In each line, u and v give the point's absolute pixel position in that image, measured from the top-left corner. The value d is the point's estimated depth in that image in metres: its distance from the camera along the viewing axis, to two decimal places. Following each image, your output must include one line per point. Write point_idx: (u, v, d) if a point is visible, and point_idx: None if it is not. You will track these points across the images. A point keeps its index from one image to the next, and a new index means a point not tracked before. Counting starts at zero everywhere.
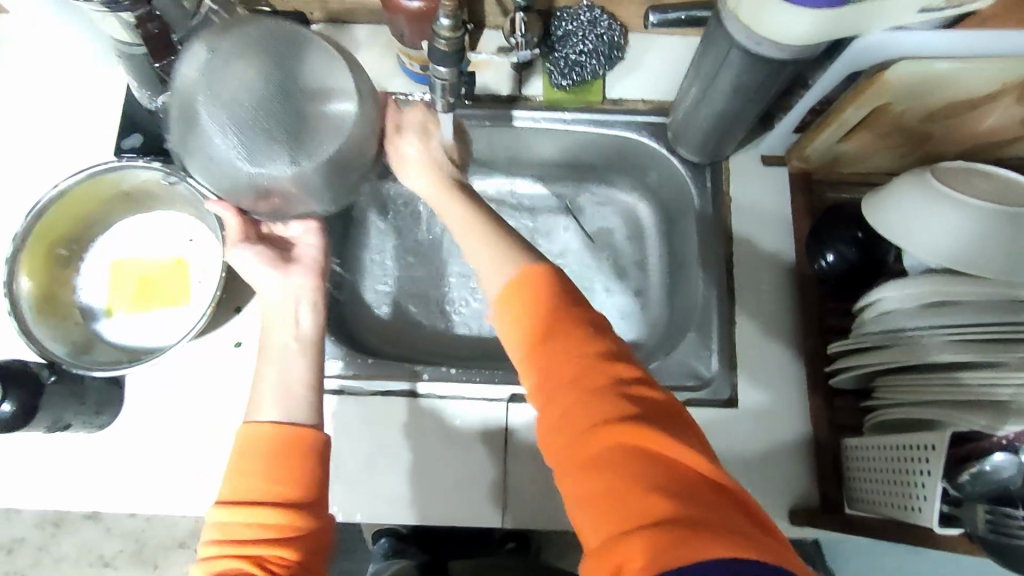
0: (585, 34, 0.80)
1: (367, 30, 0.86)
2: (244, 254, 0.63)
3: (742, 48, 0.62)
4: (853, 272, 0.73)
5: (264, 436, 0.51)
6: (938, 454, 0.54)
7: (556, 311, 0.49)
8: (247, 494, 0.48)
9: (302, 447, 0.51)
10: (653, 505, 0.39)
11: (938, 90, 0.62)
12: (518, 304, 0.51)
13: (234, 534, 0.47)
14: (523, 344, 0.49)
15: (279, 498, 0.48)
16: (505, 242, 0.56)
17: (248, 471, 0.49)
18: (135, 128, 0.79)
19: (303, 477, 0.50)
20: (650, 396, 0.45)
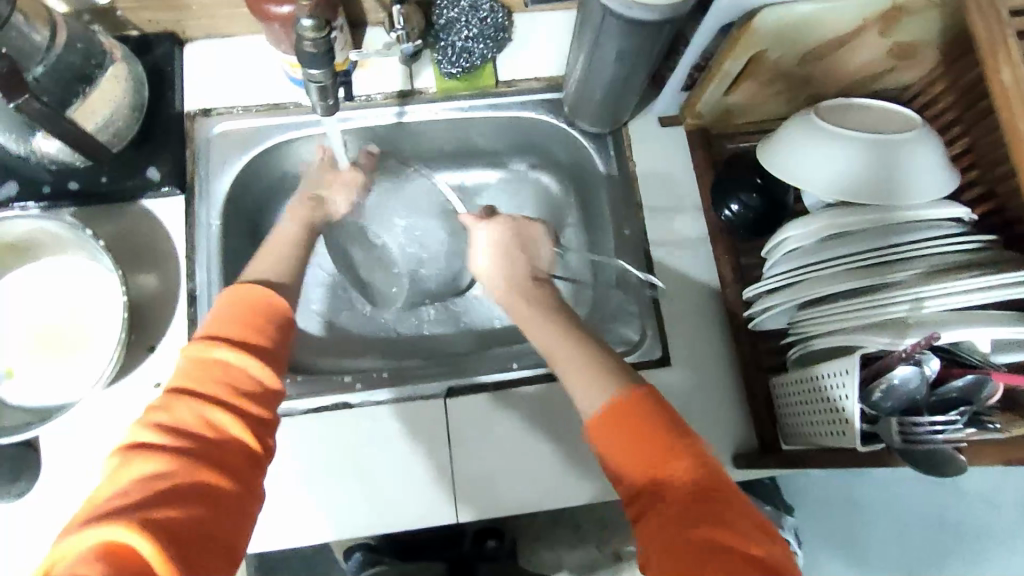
0: (468, 18, 0.78)
1: (246, 42, 0.84)
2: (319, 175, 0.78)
3: (616, 14, 0.63)
4: (755, 218, 0.76)
5: (252, 296, 0.55)
6: (852, 377, 0.56)
7: (660, 429, 0.48)
8: (222, 336, 0.52)
9: (280, 315, 0.56)
10: None
11: (807, 32, 0.64)
12: (616, 422, 0.49)
13: (201, 374, 0.50)
14: (621, 455, 0.48)
15: (243, 345, 0.52)
16: (592, 360, 0.55)
17: (232, 324, 0.53)
18: (9, 176, 0.76)
19: (278, 336, 0.55)
20: (741, 509, 0.45)
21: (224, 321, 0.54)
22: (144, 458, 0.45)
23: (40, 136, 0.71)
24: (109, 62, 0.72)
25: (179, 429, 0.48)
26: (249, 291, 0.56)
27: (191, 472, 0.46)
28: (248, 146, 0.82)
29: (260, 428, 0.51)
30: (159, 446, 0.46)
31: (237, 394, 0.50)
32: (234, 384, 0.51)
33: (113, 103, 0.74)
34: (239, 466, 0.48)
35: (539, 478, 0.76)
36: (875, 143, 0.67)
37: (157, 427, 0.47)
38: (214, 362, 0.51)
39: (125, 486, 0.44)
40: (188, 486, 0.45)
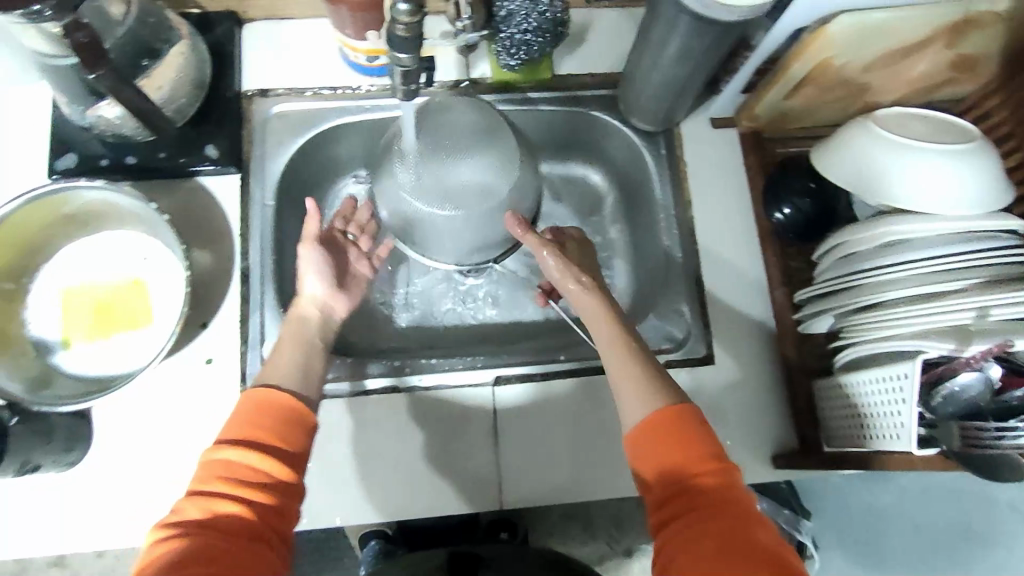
0: (528, 11, 0.77)
1: (305, 26, 0.84)
2: (313, 255, 0.68)
3: (691, 13, 0.63)
4: (806, 222, 0.78)
5: (263, 397, 0.55)
6: (911, 381, 0.57)
7: (688, 443, 0.52)
8: (227, 437, 0.53)
9: (298, 418, 0.55)
10: None
11: (877, 39, 0.65)
12: (655, 436, 0.53)
13: (209, 471, 0.51)
14: (650, 466, 0.53)
15: (249, 442, 0.52)
16: (638, 369, 0.58)
17: (241, 423, 0.53)
18: (67, 148, 0.76)
19: (291, 437, 0.54)
20: (750, 513, 0.49)
21: (233, 423, 0.54)
22: (159, 544, 0.47)
23: (104, 104, 0.71)
24: (176, 38, 0.73)
25: (188, 519, 0.48)
26: (256, 394, 0.55)
27: (201, 550, 0.46)
28: (304, 128, 0.82)
29: (268, 516, 0.50)
30: (166, 535, 0.47)
31: (243, 484, 0.50)
32: (240, 476, 0.51)
33: (174, 77, 0.74)
34: (251, 546, 0.48)
35: (582, 470, 0.76)
36: (936, 153, 0.68)
37: (168, 522, 0.48)
38: (218, 460, 0.51)
39: (145, 569, 0.46)
40: (193, 569, 0.45)
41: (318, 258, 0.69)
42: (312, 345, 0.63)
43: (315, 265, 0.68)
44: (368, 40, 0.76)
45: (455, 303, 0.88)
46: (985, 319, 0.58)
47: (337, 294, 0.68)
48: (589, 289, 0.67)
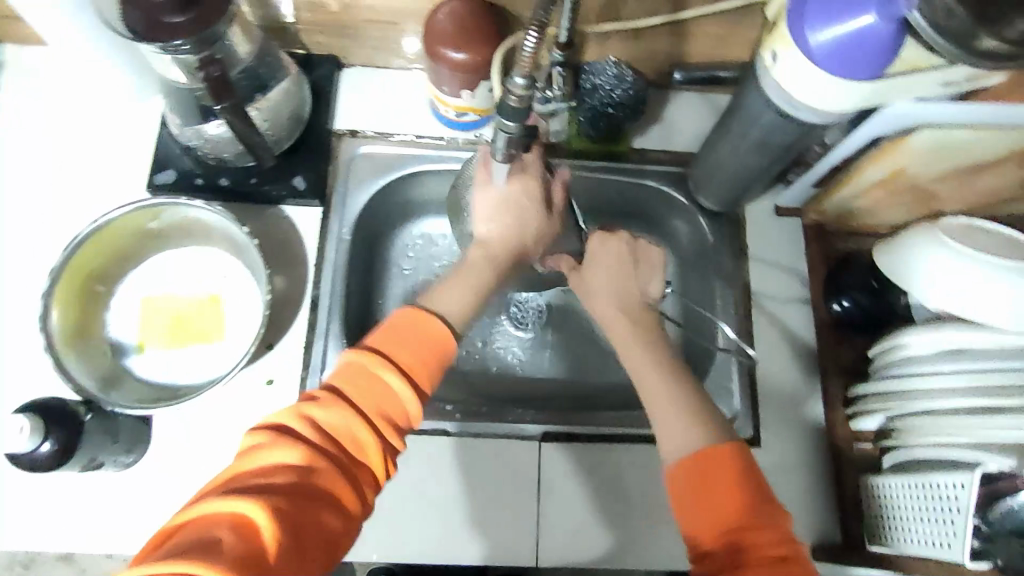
0: (612, 87, 0.82)
1: (401, 76, 0.89)
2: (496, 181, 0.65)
3: (776, 109, 0.66)
4: (866, 317, 0.79)
5: (434, 326, 0.56)
6: (966, 492, 0.58)
7: (738, 492, 0.51)
8: (393, 355, 0.53)
9: (448, 359, 0.56)
10: None
11: (954, 152, 0.67)
12: (698, 480, 0.53)
13: (361, 388, 0.52)
14: (697, 521, 0.52)
15: (409, 375, 0.53)
16: (687, 413, 0.57)
17: (411, 349, 0.54)
18: (168, 165, 0.81)
19: (438, 380, 0.56)
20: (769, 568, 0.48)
21: (401, 342, 0.54)
22: (284, 447, 0.48)
23: (212, 123, 0.75)
24: (284, 77, 0.78)
25: (329, 432, 0.50)
26: (414, 316, 0.56)
27: (320, 475, 0.48)
28: (387, 171, 0.86)
29: (389, 457, 0.52)
30: (299, 440, 0.49)
31: (383, 418, 0.52)
32: (384, 409, 0.52)
33: (283, 111, 0.80)
34: (364, 487, 0.50)
35: (616, 534, 0.76)
36: (988, 266, 0.67)
37: (309, 424, 0.50)
38: (380, 381, 0.52)
39: (252, 470, 0.47)
40: (309, 496, 0.47)
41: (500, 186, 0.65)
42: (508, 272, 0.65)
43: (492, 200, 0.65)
44: (463, 97, 0.80)
45: (496, 353, 0.89)
46: None
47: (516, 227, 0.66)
48: (623, 312, 0.66)
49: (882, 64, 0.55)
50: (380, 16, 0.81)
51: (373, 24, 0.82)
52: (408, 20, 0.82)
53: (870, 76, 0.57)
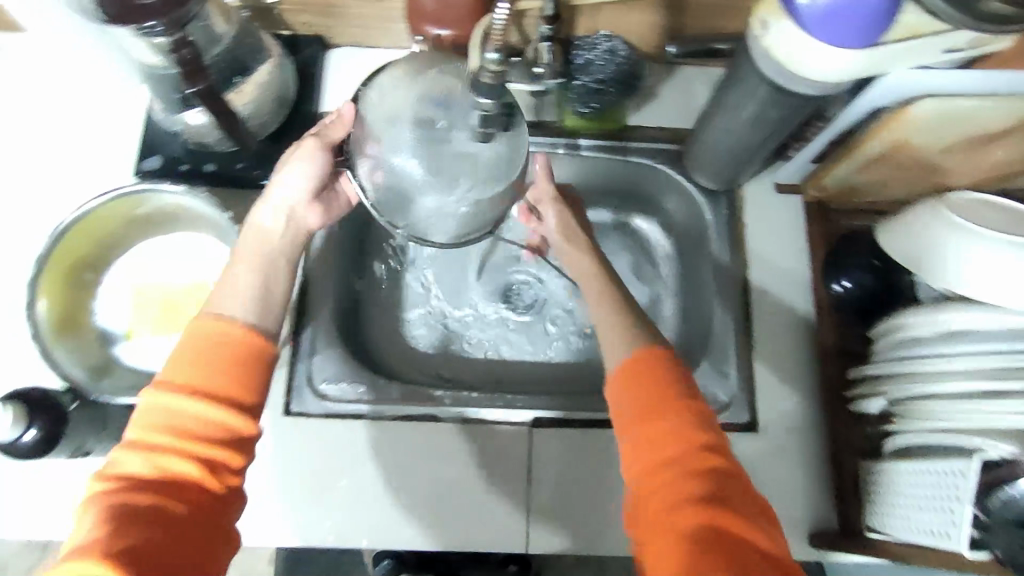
0: (604, 62, 0.79)
1: (388, 55, 0.87)
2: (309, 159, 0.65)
3: (770, 81, 0.63)
4: (870, 299, 0.76)
5: (217, 334, 0.53)
6: (966, 480, 0.56)
7: (663, 388, 0.54)
8: (181, 378, 0.51)
9: (254, 357, 0.54)
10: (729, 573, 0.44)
11: (961, 122, 0.64)
12: (630, 383, 0.55)
13: (162, 417, 0.49)
14: (633, 456, 0.52)
15: (209, 390, 0.51)
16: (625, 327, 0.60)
17: (193, 366, 0.51)
18: (154, 151, 0.80)
19: (252, 378, 0.53)
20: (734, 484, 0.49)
21: (196, 364, 0.51)
22: (102, 502, 0.46)
23: (192, 112, 0.75)
24: (266, 59, 0.77)
25: (136, 475, 0.47)
26: (205, 325, 0.53)
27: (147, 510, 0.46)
28: None
29: (223, 468, 0.50)
30: (114, 491, 0.46)
31: (194, 438, 0.49)
32: (189, 429, 0.49)
33: (264, 93, 0.78)
34: (207, 504, 0.49)
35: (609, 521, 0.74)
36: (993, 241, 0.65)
37: (115, 474, 0.47)
38: (170, 408, 0.50)
39: (78, 537, 0.45)
40: (144, 531, 0.45)
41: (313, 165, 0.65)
42: (272, 269, 0.61)
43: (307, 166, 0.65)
44: None
45: (491, 338, 0.87)
46: None
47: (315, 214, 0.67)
48: (587, 240, 0.75)
49: (879, 31, 0.52)
50: None
51: (357, 2, 0.80)
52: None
53: (864, 45, 0.53)
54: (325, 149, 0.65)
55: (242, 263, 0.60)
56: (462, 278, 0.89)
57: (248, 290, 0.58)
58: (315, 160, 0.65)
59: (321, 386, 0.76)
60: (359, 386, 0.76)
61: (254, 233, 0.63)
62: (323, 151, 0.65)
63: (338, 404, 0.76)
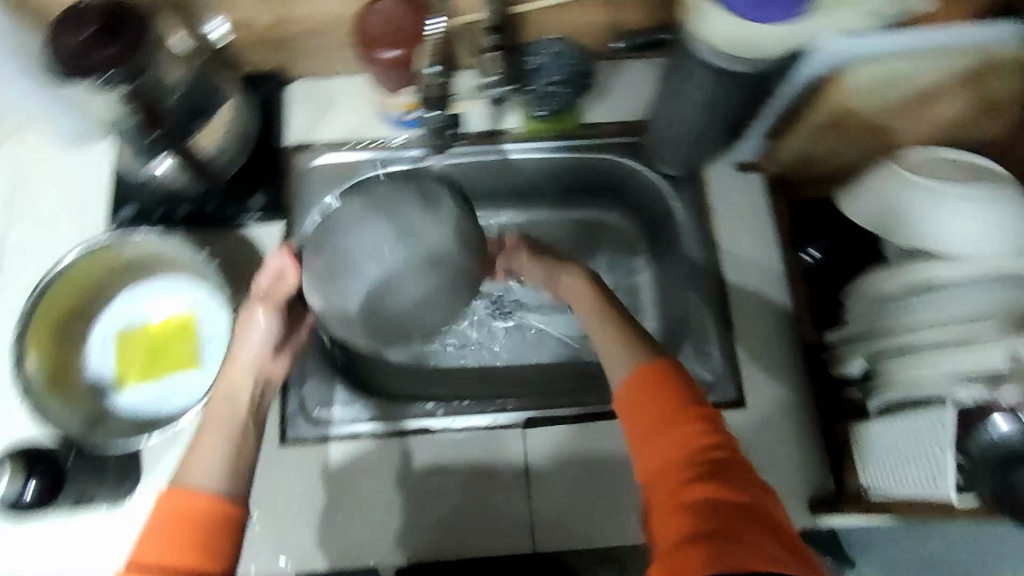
0: (554, 66, 0.82)
1: (344, 82, 0.89)
2: (258, 320, 0.64)
3: (708, 65, 0.65)
4: (834, 264, 0.81)
5: (181, 501, 0.49)
6: (947, 432, 0.57)
7: (660, 391, 0.53)
8: (141, 557, 0.46)
9: (225, 522, 0.50)
10: (696, 522, 0.46)
11: (899, 83, 0.66)
12: (637, 391, 0.54)
13: None
14: (643, 458, 0.52)
15: (168, 570, 0.46)
16: (619, 338, 0.59)
17: (154, 543, 0.47)
18: (126, 202, 0.81)
19: (221, 550, 0.48)
20: (744, 469, 0.50)
21: (160, 538, 0.47)
22: None
23: (161, 157, 0.78)
24: (223, 100, 0.80)
25: None
26: (170, 496, 0.49)
27: None
28: (342, 178, 0.85)
29: None
30: None
31: None
32: None
33: (229, 130, 0.82)
34: None
35: (611, 513, 0.75)
36: (944, 194, 0.67)
37: None
38: None
39: None
40: None
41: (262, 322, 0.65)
42: (245, 428, 0.57)
43: (262, 328, 0.64)
44: (404, 94, 0.80)
45: (479, 348, 0.89)
46: None
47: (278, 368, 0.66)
48: (593, 288, 0.66)
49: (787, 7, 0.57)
50: (312, 26, 0.81)
51: (309, 35, 0.82)
52: (341, 26, 0.81)
53: (776, 19, 0.58)
54: (274, 313, 0.65)
55: (214, 428, 0.56)
56: None
57: (214, 452, 0.54)
58: (270, 318, 0.65)
59: (318, 411, 0.78)
60: (356, 407, 0.79)
61: (225, 387, 0.61)
62: (271, 308, 0.65)
63: (338, 428, 0.77)
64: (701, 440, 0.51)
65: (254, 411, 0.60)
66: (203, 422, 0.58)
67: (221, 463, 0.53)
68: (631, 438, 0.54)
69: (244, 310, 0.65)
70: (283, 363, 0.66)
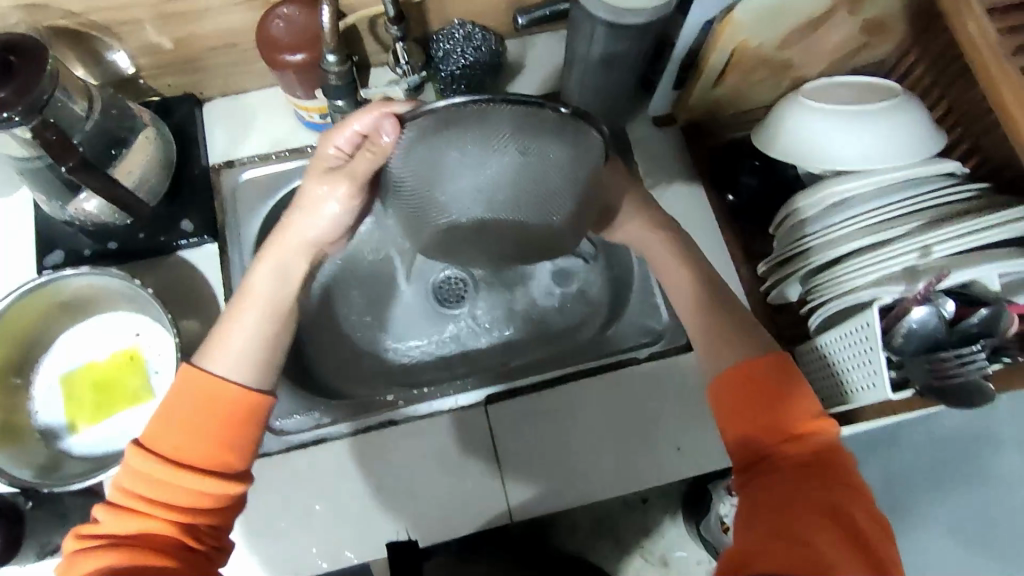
0: (462, 48, 0.82)
1: (260, 96, 0.89)
2: (318, 189, 0.56)
3: (602, 22, 0.67)
4: (759, 198, 0.82)
5: (216, 397, 0.53)
6: (873, 329, 0.60)
7: (775, 393, 0.53)
8: (174, 445, 0.51)
9: (254, 417, 0.54)
10: (806, 525, 0.46)
11: (784, 16, 0.69)
12: (745, 385, 0.53)
13: (151, 478, 0.50)
14: (737, 435, 0.53)
15: (207, 465, 0.52)
16: (714, 317, 0.59)
17: (185, 437, 0.52)
18: (54, 246, 0.80)
19: (247, 452, 0.53)
20: (851, 490, 0.49)
21: (181, 427, 0.52)
22: (86, 557, 0.48)
23: (84, 196, 0.76)
24: (141, 125, 0.79)
25: (110, 533, 0.49)
26: (200, 386, 0.53)
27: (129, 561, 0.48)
28: (273, 190, 0.86)
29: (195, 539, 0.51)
30: (96, 545, 0.49)
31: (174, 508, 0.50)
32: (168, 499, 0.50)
33: (150, 156, 0.80)
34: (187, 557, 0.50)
35: (586, 470, 0.75)
36: (842, 115, 0.71)
37: (88, 534, 0.50)
38: (157, 475, 0.50)
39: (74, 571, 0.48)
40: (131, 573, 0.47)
41: (320, 189, 0.56)
42: (285, 313, 0.58)
43: (314, 199, 0.57)
44: (316, 98, 0.81)
45: (432, 337, 0.91)
46: (929, 257, 0.62)
47: (333, 243, 0.61)
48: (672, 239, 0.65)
49: None
50: (217, 42, 0.81)
51: (214, 52, 0.82)
52: (246, 39, 0.81)
53: None
54: (359, 185, 0.54)
55: (242, 316, 0.57)
56: (391, 286, 0.92)
57: (250, 338, 0.56)
58: (349, 197, 0.56)
59: (276, 422, 0.77)
60: (315, 412, 0.78)
61: (268, 268, 0.58)
62: (357, 186, 0.55)
63: (299, 435, 0.76)
64: (816, 455, 0.51)
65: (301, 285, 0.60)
66: (228, 316, 0.57)
67: (256, 344, 0.56)
68: (730, 427, 0.54)
69: (319, 166, 0.56)
70: (333, 244, 0.61)
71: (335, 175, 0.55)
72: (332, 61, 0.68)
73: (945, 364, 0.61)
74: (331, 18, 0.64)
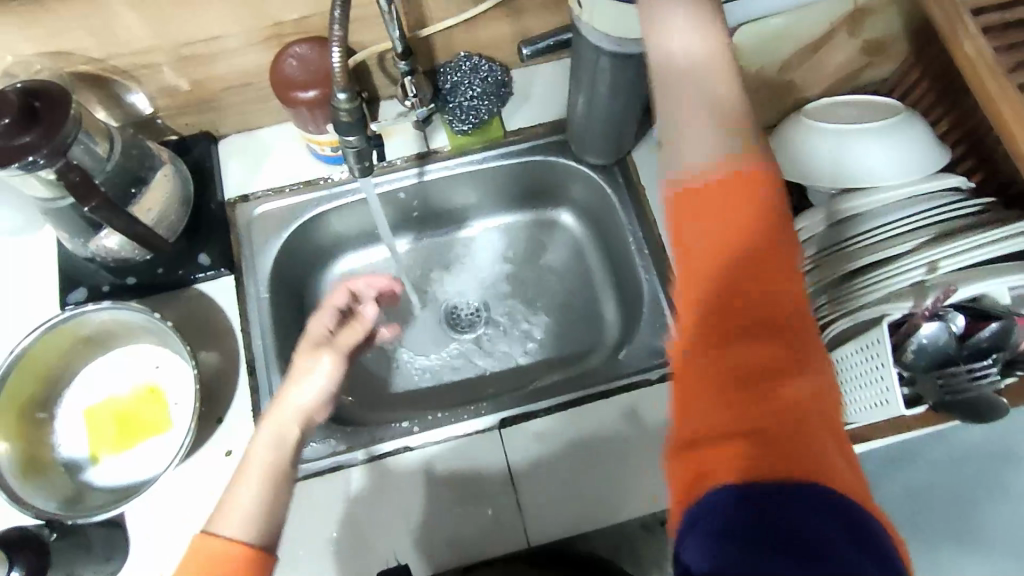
0: (470, 80, 0.85)
1: (274, 131, 0.92)
2: (303, 364, 0.64)
3: (605, 52, 0.69)
4: None
5: (208, 551, 0.51)
6: (883, 346, 0.61)
7: (740, 207, 0.43)
8: None
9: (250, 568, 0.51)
10: (760, 415, 0.40)
11: (783, 42, 0.72)
12: (699, 196, 0.44)
13: None
14: (690, 262, 0.44)
15: None
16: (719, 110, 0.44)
17: None
18: (76, 283, 0.82)
19: None
20: (809, 339, 0.42)
21: None
22: None
23: (105, 233, 0.78)
24: (160, 164, 0.81)
25: None
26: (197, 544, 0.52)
27: None
28: (288, 223, 0.89)
29: None
30: None
31: None
32: None
33: (168, 196, 0.82)
34: None
35: (603, 493, 0.75)
36: (844, 134, 0.72)
37: None
38: None
39: None
40: None
41: (308, 365, 0.64)
42: (285, 473, 0.57)
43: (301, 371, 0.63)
44: (327, 132, 0.82)
45: (445, 362, 0.92)
46: (936, 273, 0.62)
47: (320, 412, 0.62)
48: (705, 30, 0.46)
49: None
50: (231, 82, 0.83)
51: (229, 91, 0.85)
52: (260, 79, 0.84)
53: None
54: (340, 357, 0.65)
55: (245, 475, 0.56)
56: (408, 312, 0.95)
57: (250, 505, 0.54)
58: (333, 368, 0.64)
59: None
60: (332, 440, 0.79)
61: (266, 438, 0.58)
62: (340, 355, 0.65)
63: (316, 462, 0.77)
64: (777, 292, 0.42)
65: (294, 457, 0.59)
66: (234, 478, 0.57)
67: (258, 503, 0.54)
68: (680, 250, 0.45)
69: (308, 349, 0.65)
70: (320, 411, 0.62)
71: (306, 349, 0.65)
72: (343, 98, 0.68)
73: (954, 375, 0.63)
74: (341, 58, 0.64)
